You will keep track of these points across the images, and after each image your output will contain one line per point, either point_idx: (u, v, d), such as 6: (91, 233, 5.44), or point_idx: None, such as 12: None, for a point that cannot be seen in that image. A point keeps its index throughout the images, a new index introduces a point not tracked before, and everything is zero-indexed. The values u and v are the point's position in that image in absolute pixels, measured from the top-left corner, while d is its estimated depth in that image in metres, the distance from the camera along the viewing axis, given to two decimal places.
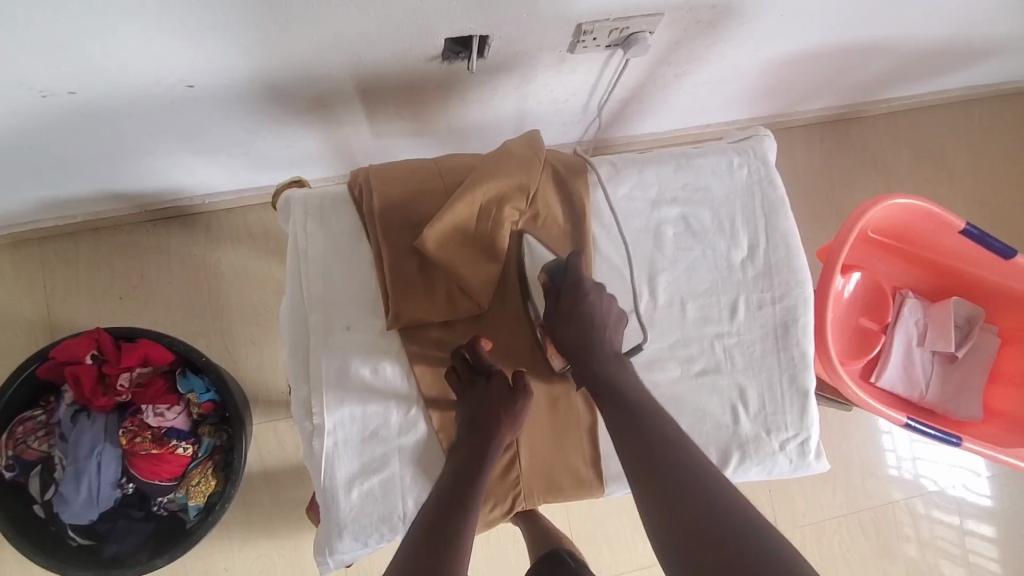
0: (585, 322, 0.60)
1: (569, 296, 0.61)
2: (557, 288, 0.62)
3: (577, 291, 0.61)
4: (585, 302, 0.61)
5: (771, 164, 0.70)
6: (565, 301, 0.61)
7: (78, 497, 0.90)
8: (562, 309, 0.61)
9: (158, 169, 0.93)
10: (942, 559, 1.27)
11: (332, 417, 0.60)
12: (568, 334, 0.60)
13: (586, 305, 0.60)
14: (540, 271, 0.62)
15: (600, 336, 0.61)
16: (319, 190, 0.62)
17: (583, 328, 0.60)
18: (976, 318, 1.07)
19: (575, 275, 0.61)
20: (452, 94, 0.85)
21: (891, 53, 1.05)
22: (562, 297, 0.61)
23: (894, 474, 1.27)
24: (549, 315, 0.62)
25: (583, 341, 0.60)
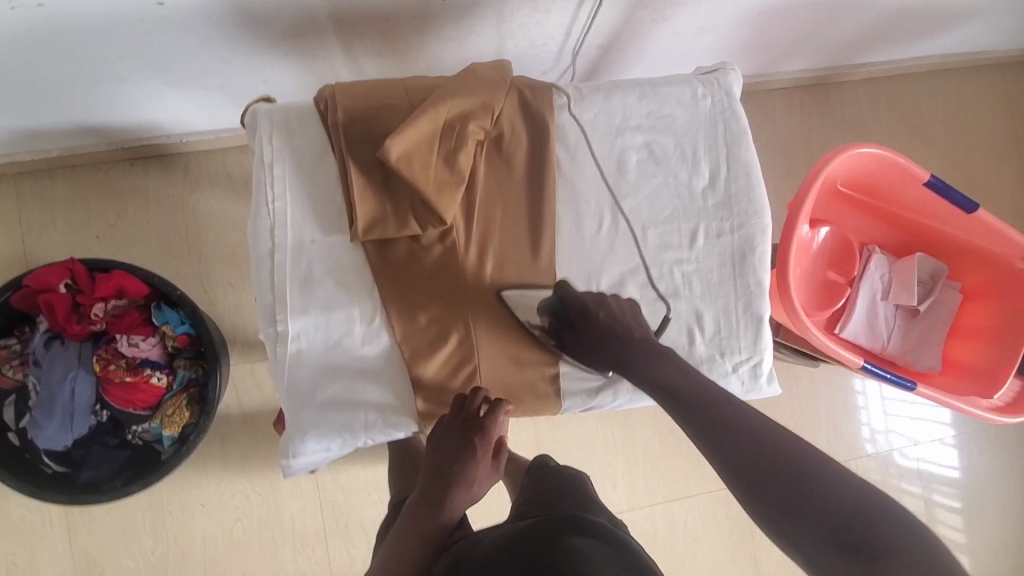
0: (607, 330, 0.64)
1: (580, 317, 0.65)
2: (564, 318, 0.66)
3: (584, 312, 0.65)
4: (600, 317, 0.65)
5: (734, 96, 0.71)
6: (584, 326, 0.65)
7: (51, 421, 0.91)
8: (587, 334, 0.65)
9: (133, 100, 0.93)
10: (906, 513, 1.31)
11: (297, 325, 0.62)
12: (602, 347, 0.64)
13: (604, 316, 0.65)
14: (538, 312, 0.66)
15: (630, 333, 0.64)
16: (287, 104, 0.64)
17: (612, 337, 0.64)
18: (940, 273, 1.10)
19: (570, 302, 0.66)
20: (428, 29, 0.86)
21: (866, 8, 1.06)
22: (574, 321, 0.66)
23: (870, 448, 1.31)
24: (574, 346, 0.66)
25: (615, 347, 0.64)
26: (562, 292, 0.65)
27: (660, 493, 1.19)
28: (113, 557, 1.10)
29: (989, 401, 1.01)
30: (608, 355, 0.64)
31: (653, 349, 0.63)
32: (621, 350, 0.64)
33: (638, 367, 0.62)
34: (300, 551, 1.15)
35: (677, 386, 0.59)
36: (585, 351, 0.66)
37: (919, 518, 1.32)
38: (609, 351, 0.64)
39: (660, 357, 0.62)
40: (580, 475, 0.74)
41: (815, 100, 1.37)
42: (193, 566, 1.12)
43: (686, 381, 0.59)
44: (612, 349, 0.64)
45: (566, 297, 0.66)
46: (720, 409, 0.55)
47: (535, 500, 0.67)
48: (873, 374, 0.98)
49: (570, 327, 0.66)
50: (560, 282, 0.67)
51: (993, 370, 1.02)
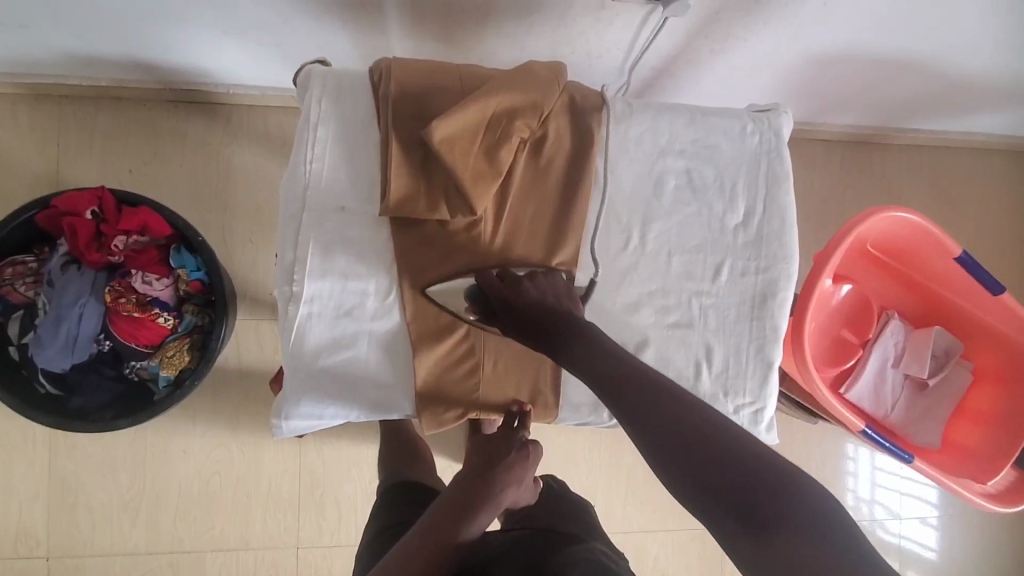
0: (528, 310, 0.61)
1: (506, 300, 0.62)
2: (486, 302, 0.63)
3: (508, 296, 0.62)
4: (528, 289, 0.62)
5: (783, 138, 0.71)
6: (506, 307, 0.61)
7: (54, 342, 0.92)
8: (511, 312, 0.61)
9: (188, 43, 0.95)
10: None
11: (313, 287, 0.62)
12: (533, 325, 0.61)
13: (524, 294, 0.62)
14: (465, 303, 0.63)
15: (558, 307, 0.62)
16: (341, 70, 0.64)
17: (535, 316, 0.61)
18: (955, 350, 1.08)
19: (490, 288, 0.62)
20: (489, 22, 0.86)
21: (924, 74, 1.06)
22: (497, 307, 0.62)
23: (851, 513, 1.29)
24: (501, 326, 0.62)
25: (541, 323, 0.60)
26: (485, 281, 0.62)
27: (636, 521, 1.18)
28: (88, 488, 1.11)
29: (981, 486, 1.00)
30: (531, 330, 0.61)
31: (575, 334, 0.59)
32: (543, 329, 0.60)
33: (563, 350, 0.59)
34: (271, 514, 1.15)
35: (596, 370, 0.56)
36: (518, 334, 0.61)
37: None
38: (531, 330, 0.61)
39: (580, 338, 0.59)
40: (584, 506, 0.80)
41: (858, 156, 1.36)
42: (164, 509, 1.13)
43: (606, 365, 0.56)
44: (539, 327, 0.60)
45: (486, 282, 0.63)
46: (639, 387, 0.53)
47: (546, 510, 0.76)
48: (873, 441, 0.97)
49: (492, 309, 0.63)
50: (480, 271, 0.63)
51: (990, 457, 1.01)
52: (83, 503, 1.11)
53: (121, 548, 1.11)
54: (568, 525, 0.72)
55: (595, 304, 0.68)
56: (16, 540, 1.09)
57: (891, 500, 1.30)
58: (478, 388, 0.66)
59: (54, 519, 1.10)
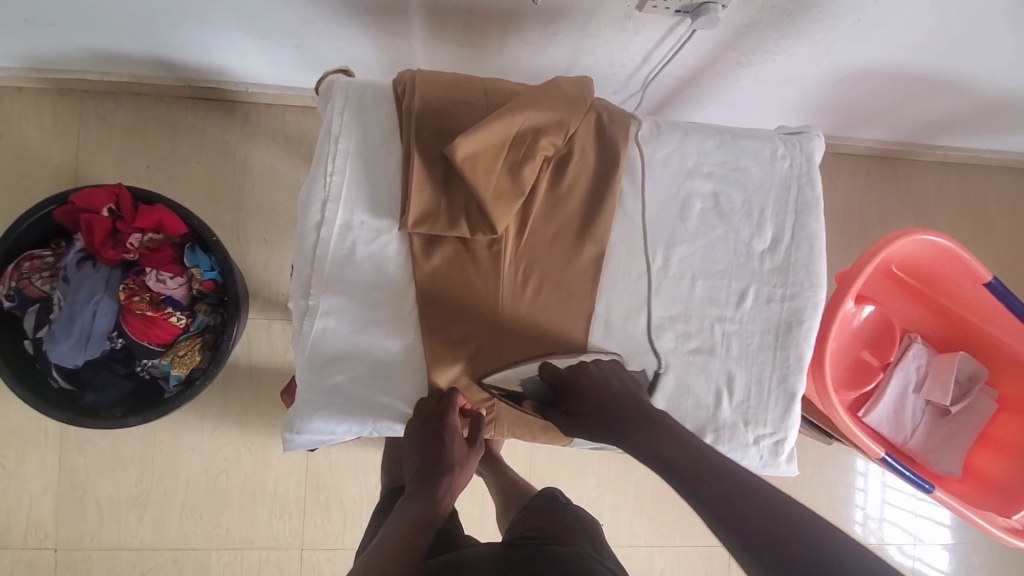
0: (591, 398, 0.60)
1: (570, 390, 0.61)
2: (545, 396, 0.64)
3: (572, 385, 0.61)
4: (588, 378, 0.62)
5: (815, 162, 0.69)
6: (571, 392, 0.61)
7: (68, 338, 0.91)
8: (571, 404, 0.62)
9: (208, 42, 0.94)
10: None
11: (330, 302, 0.61)
12: (600, 415, 0.60)
13: (588, 382, 0.61)
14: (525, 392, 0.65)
15: (626, 394, 0.61)
16: (364, 82, 0.63)
17: (600, 407, 0.60)
18: (980, 377, 1.05)
19: (554, 379, 0.63)
20: (513, 31, 0.84)
21: (959, 93, 1.02)
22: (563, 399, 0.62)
23: (857, 529, 1.26)
24: (569, 415, 0.62)
25: (607, 412, 0.59)
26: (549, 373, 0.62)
27: (644, 536, 1.16)
28: (98, 482, 1.11)
29: (1004, 519, 0.98)
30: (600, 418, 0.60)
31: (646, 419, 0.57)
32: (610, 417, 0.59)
33: (630, 437, 0.57)
34: (277, 514, 1.15)
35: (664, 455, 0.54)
36: (585, 425, 0.61)
37: None
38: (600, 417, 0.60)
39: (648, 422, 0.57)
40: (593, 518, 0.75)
41: (884, 172, 1.33)
42: (172, 506, 1.13)
43: (679, 452, 0.54)
44: (605, 415, 0.59)
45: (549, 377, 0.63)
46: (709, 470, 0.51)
47: (551, 523, 0.70)
48: (892, 468, 0.95)
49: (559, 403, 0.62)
50: (544, 363, 0.64)
51: (1014, 489, 0.98)
52: (92, 497, 1.11)
53: (129, 542, 1.12)
54: (579, 540, 0.67)
55: (614, 328, 0.67)
56: (26, 531, 1.10)
57: (902, 521, 1.28)
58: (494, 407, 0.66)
59: (64, 511, 1.11)
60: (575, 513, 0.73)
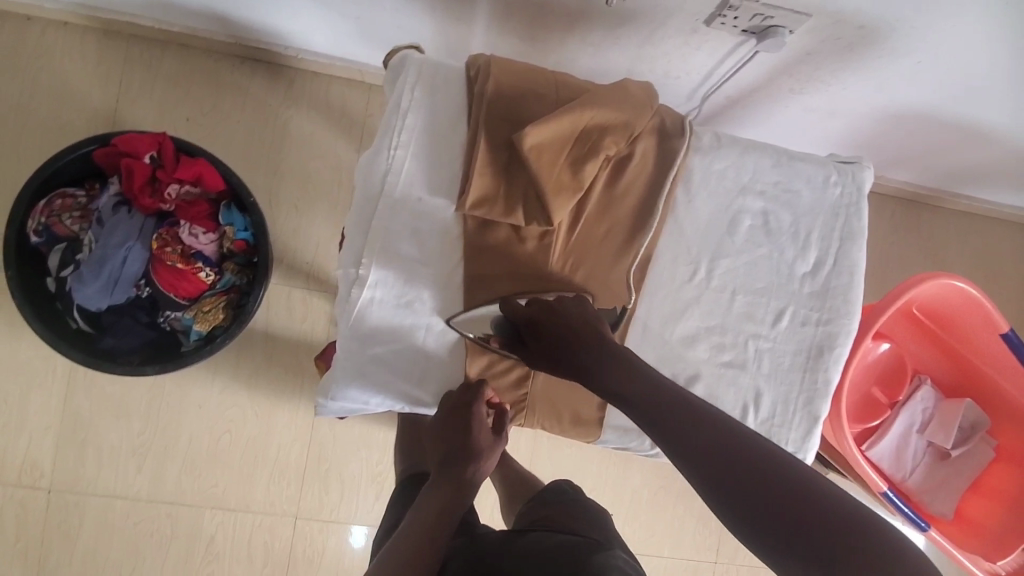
0: (552, 331, 0.58)
1: (530, 325, 0.60)
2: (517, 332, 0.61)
3: (532, 319, 0.59)
4: (553, 311, 0.59)
5: (864, 193, 0.70)
6: (530, 327, 0.59)
7: (95, 281, 0.91)
8: (536, 338, 0.59)
9: (270, 3, 0.94)
10: None
11: (378, 273, 0.62)
12: (565, 354, 0.58)
13: (548, 318, 0.59)
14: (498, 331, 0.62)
15: (585, 332, 0.58)
16: (438, 61, 0.64)
17: (560, 344, 0.58)
18: (982, 426, 1.07)
19: (511, 311, 0.61)
20: (577, 29, 0.85)
21: (997, 145, 1.04)
22: (522, 331, 0.60)
23: None
24: (531, 352, 0.60)
25: (568, 347, 0.57)
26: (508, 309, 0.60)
27: (635, 543, 1.17)
28: (100, 427, 1.11)
29: (990, 564, 1.00)
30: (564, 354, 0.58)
31: (673, 403, 0.52)
32: (581, 355, 0.57)
33: (592, 375, 0.56)
34: (275, 481, 1.15)
35: (694, 445, 0.49)
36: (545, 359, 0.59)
37: None
38: (571, 354, 0.57)
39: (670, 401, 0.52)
40: (602, 512, 0.74)
41: (908, 215, 1.35)
42: (172, 460, 1.13)
43: (650, 399, 0.53)
44: (568, 355, 0.58)
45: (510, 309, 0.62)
46: (751, 464, 0.46)
47: (564, 513, 0.70)
48: (893, 504, 0.96)
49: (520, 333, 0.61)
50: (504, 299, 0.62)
51: (1004, 535, 1.00)
52: (93, 442, 1.11)
53: (124, 491, 1.12)
54: (590, 531, 0.66)
55: (651, 332, 0.68)
56: (22, 468, 1.09)
57: None
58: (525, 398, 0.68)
59: (62, 453, 1.10)
60: (586, 505, 0.72)
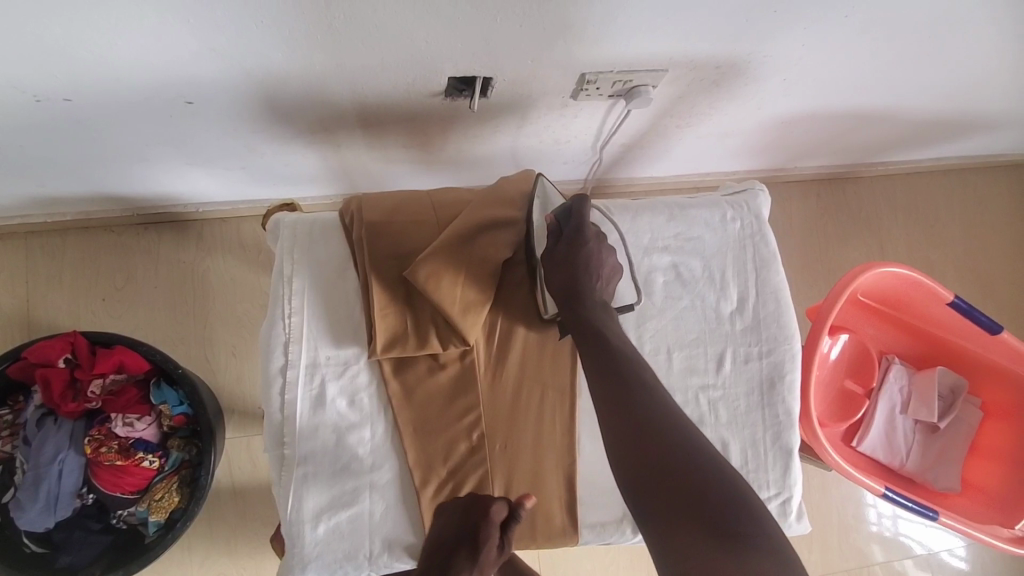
0: (560, 268, 0.61)
1: (568, 239, 0.62)
2: (558, 229, 0.64)
3: (577, 234, 0.62)
4: (583, 248, 0.61)
5: (764, 218, 0.71)
6: (565, 244, 0.62)
7: (34, 504, 0.87)
8: (557, 248, 0.63)
9: (153, 175, 0.93)
10: None
11: (303, 450, 0.61)
12: (559, 274, 0.61)
13: (581, 250, 0.61)
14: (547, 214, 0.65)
15: (590, 283, 0.61)
16: (311, 217, 0.65)
17: (572, 273, 0.61)
18: (960, 388, 1.07)
19: (579, 217, 0.63)
20: (456, 128, 0.86)
21: (886, 122, 1.07)
22: (562, 237, 0.63)
23: (874, 530, 1.26)
24: (548, 255, 0.63)
25: (568, 285, 0.61)
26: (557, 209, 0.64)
27: None
28: None
29: (1009, 530, 0.97)
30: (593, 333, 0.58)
31: (641, 387, 0.53)
32: (611, 353, 0.56)
33: (576, 304, 0.60)
34: None
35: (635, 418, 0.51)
36: (551, 270, 0.62)
37: None
38: (597, 347, 0.57)
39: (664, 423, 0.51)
40: None
41: (832, 195, 1.37)
42: None
43: (606, 357, 0.56)
44: (564, 282, 0.61)
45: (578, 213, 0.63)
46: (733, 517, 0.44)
47: None
48: (893, 500, 0.94)
49: (558, 238, 0.64)
50: (581, 199, 0.63)
51: (1013, 499, 0.99)
52: None
53: None
54: None
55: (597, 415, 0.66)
56: None
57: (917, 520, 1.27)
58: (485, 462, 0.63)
59: None
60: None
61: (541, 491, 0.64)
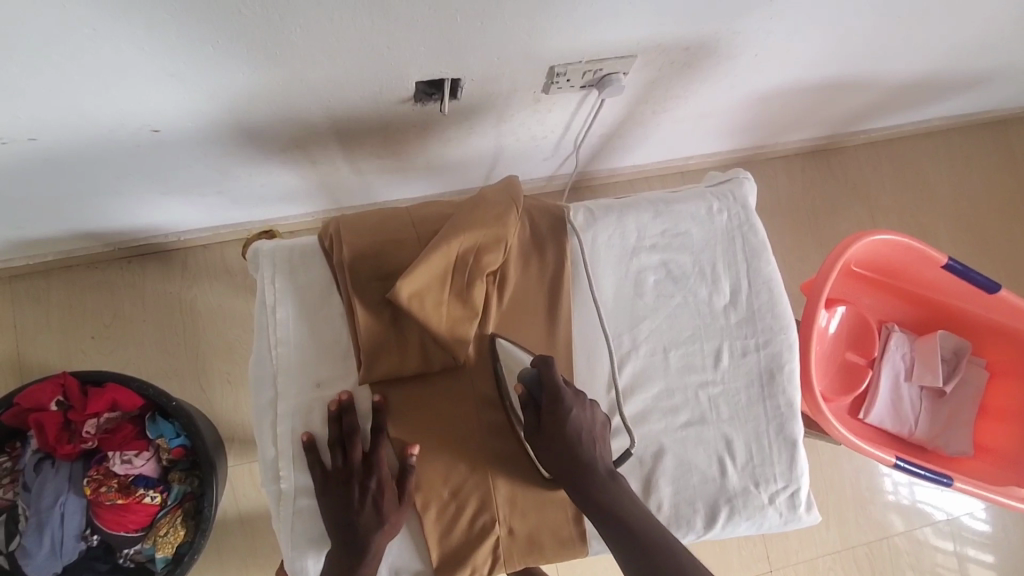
0: (557, 446, 0.59)
1: (550, 413, 0.59)
2: (534, 398, 0.60)
3: (556, 410, 0.58)
4: (567, 419, 0.58)
5: (752, 207, 0.70)
6: (547, 421, 0.59)
7: (40, 549, 0.85)
8: (542, 428, 0.59)
9: (128, 208, 0.91)
10: None
11: (300, 483, 0.60)
12: (552, 451, 0.59)
13: (567, 426, 0.58)
14: (517, 382, 0.60)
15: (588, 454, 0.59)
16: (289, 244, 0.64)
17: (566, 450, 0.58)
18: (964, 350, 1.06)
19: (552, 387, 0.59)
20: (430, 134, 0.84)
21: (868, 87, 1.06)
22: (542, 410, 0.59)
23: (891, 499, 1.25)
24: (532, 429, 0.60)
25: (566, 462, 0.59)
26: (528, 379, 0.59)
27: None
28: None
29: None
30: (604, 509, 0.57)
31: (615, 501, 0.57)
32: (589, 481, 0.58)
33: (578, 484, 0.58)
34: None
35: (616, 528, 0.56)
36: (538, 447, 0.60)
37: None
38: (615, 524, 0.56)
39: (643, 529, 0.55)
40: None
41: (819, 166, 1.36)
42: None
43: (585, 487, 0.58)
44: (562, 458, 0.59)
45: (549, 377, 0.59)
46: None
47: None
48: (903, 470, 0.93)
49: (536, 409, 0.60)
50: (546, 365, 0.59)
51: None
52: None
53: None
54: None
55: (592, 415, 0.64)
56: None
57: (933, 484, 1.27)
58: (483, 485, 0.61)
59: None
60: None
61: (547, 509, 0.62)
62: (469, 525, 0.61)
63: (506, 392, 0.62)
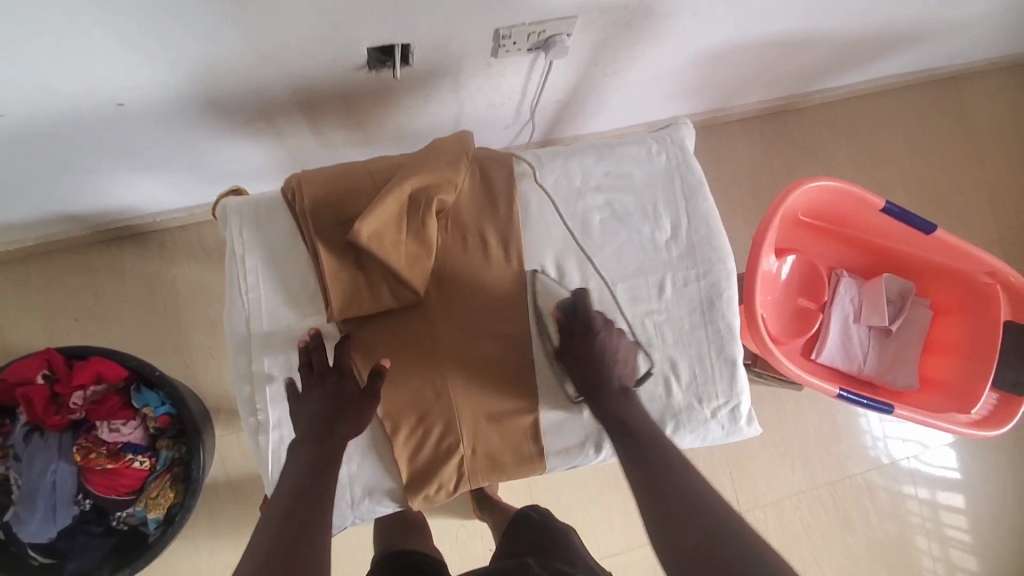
0: (584, 367, 0.66)
1: (581, 337, 0.67)
2: (568, 323, 0.68)
3: (587, 333, 0.67)
4: (597, 344, 0.66)
5: (689, 150, 0.75)
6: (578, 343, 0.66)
7: (34, 514, 0.89)
8: (575, 349, 0.67)
9: (102, 187, 0.95)
10: (898, 514, 1.32)
11: (278, 415, 0.65)
12: (582, 371, 0.66)
13: (594, 347, 0.66)
14: (555, 309, 0.69)
15: (610, 372, 0.66)
16: (254, 199, 0.68)
17: (594, 370, 0.66)
18: (908, 291, 1.13)
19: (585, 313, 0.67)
20: (389, 102, 0.88)
21: (807, 47, 1.12)
22: (574, 333, 0.67)
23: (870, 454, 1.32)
24: (561, 351, 0.68)
25: (587, 381, 0.66)
26: (564, 307, 0.68)
27: None
28: None
29: (966, 415, 1.02)
30: (620, 427, 0.62)
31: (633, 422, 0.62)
32: (610, 402, 0.64)
33: (599, 401, 0.65)
34: None
35: (634, 449, 0.60)
36: (570, 370, 0.67)
37: (924, 524, 1.32)
38: (631, 444, 0.61)
39: (657, 448, 0.59)
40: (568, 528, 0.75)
41: (773, 128, 1.42)
42: None
43: (611, 407, 0.64)
44: (587, 378, 0.66)
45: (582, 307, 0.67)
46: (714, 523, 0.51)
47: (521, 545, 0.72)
48: (849, 401, 1.00)
49: (568, 333, 0.68)
50: (581, 293, 0.68)
51: (965, 386, 1.05)
52: None
53: None
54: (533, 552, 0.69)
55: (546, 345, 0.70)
56: None
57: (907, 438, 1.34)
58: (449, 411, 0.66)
59: None
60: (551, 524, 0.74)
61: (505, 431, 0.68)
62: (436, 445, 0.67)
63: (544, 322, 0.70)
